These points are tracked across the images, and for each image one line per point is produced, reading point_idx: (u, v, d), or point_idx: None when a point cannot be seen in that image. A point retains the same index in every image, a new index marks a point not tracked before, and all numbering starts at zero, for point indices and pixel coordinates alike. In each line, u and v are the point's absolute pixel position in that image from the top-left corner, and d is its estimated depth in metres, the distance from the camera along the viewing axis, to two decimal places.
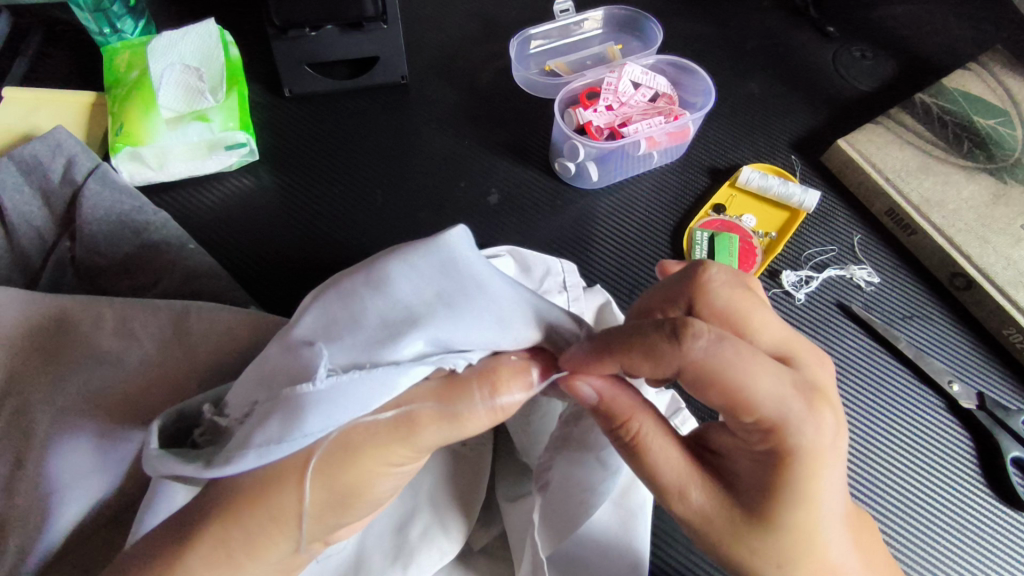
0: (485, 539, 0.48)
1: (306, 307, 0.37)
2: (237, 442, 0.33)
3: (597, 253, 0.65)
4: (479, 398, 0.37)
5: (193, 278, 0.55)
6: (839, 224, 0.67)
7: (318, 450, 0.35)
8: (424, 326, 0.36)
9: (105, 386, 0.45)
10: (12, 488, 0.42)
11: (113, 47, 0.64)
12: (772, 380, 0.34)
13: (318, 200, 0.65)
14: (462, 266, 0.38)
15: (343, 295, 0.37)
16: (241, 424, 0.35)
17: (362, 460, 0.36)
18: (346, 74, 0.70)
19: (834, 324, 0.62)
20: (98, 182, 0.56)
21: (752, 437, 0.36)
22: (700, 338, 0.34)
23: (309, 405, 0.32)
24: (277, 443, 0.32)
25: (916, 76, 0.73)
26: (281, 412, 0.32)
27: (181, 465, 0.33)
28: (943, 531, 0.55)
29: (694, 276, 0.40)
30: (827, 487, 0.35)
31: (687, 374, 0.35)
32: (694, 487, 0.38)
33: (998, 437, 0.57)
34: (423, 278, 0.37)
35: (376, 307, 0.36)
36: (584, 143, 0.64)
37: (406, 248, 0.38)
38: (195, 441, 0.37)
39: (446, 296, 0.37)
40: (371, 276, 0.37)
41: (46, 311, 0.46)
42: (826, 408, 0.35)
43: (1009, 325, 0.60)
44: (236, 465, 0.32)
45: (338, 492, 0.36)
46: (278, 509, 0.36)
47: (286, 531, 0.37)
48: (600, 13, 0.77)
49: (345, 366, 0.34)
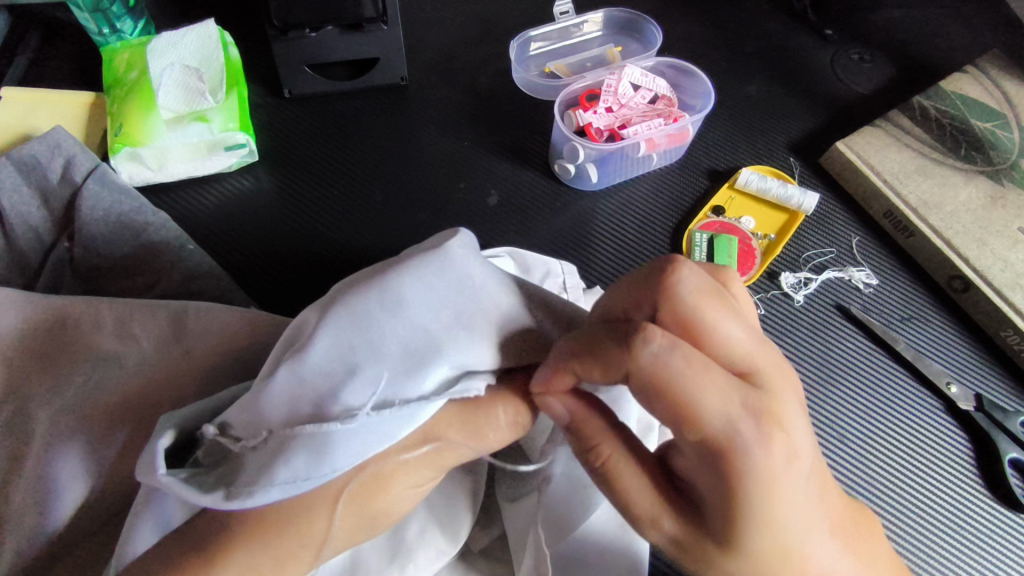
0: (484, 540, 0.48)
1: (317, 330, 0.37)
2: (257, 475, 0.34)
3: (597, 254, 0.65)
4: (503, 419, 0.39)
5: (193, 278, 0.55)
6: (838, 226, 0.67)
7: (352, 481, 0.36)
8: (448, 353, 0.36)
9: (104, 387, 0.45)
10: (11, 488, 0.42)
11: (112, 47, 0.64)
12: (721, 395, 0.31)
13: (317, 201, 0.65)
14: (474, 281, 0.39)
15: (356, 319, 0.36)
16: (254, 450, 0.35)
17: (395, 485, 0.37)
18: (346, 74, 0.70)
19: (835, 327, 0.63)
20: (96, 182, 0.56)
21: (700, 459, 0.32)
22: (650, 343, 0.32)
23: (338, 442, 0.33)
24: (304, 478, 0.33)
25: (913, 80, 0.74)
26: (306, 448, 0.33)
27: (196, 495, 0.34)
28: (942, 531, 0.55)
29: (660, 276, 0.35)
30: (789, 513, 0.32)
31: (635, 380, 0.32)
32: (665, 516, 0.35)
33: (996, 438, 0.58)
34: (439, 297, 0.37)
35: (395, 330, 0.36)
36: (584, 144, 0.64)
37: (412, 262, 0.38)
38: (198, 460, 0.38)
39: (465, 317, 0.37)
40: (385, 297, 0.37)
41: (47, 312, 0.46)
42: (780, 432, 0.31)
43: (1007, 327, 0.61)
44: (259, 497, 0.33)
45: (369, 516, 0.37)
46: (308, 535, 0.36)
47: (315, 552, 0.36)
48: (600, 16, 0.77)
49: (376, 403, 0.35)
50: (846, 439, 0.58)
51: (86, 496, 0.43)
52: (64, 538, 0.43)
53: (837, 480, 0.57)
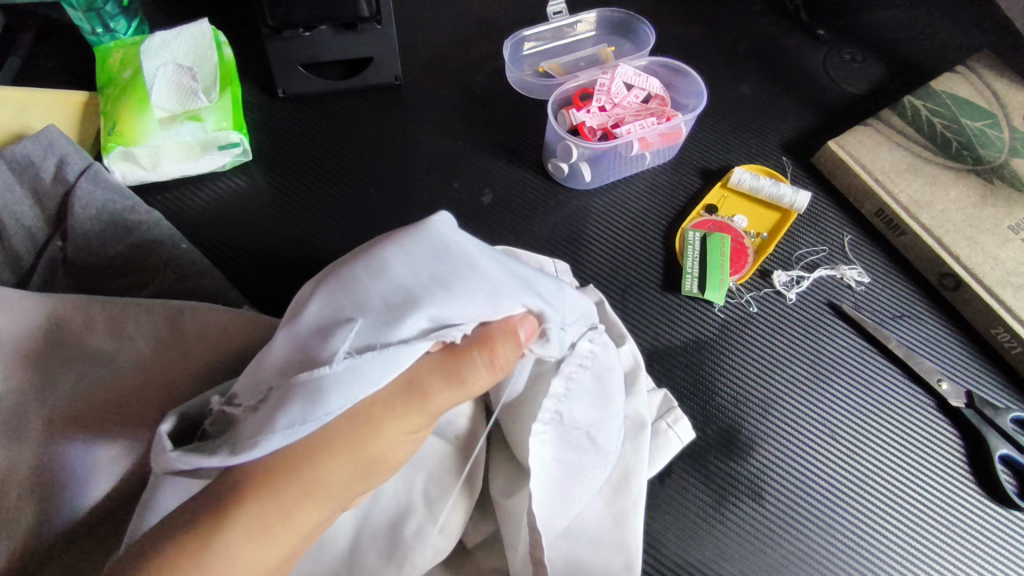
0: (480, 536, 0.48)
1: (310, 298, 0.39)
2: (258, 426, 0.35)
3: (590, 252, 0.65)
4: (479, 362, 0.38)
5: (185, 277, 0.55)
6: (830, 225, 0.68)
7: (343, 428, 0.37)
8: (424, 307, 0.38)
9: (99, 385, 0.45)
10: (4, 486, 0.41)
11: (106, 47, 0.64)
12: None
13: (312, 201, 0.65)
14: (453, 247, 0.41)
15: (344, 283, 0.39)
16: (254, 410, 0.37)
17: (386, 432, 0.38)
18: (341, 74, 0.70)
19: (825, 326, 0.63)
20: (89, 181, 0.56)
21: None
22: None
23: (328, 387, 0.35)
24: (301, 423, 0.34)
25: (903, 81, 0.74)
26: (302, 395, 0.35)
27: (205, 456, 0.34)
28: (929, 527, 0.56)
29: None
30: None
31: None
32: None
33: (987, 435, 0.57)
34: (417, 261, 0.40)
35: (377, 291, 0.38)
36: (578, 143, 0.64)
37: (397, 236, 0.41)
38: (206, 431, 0.38)
39: (440, 277, 0.39)
40: (370, 264, 0.39)
41: (38, 312, 0.46)
42: None
43: (998, 325, 0.61)
44: (263, 446, 0.34)
45: (365, 461, 0.38)
46: (310, 481, 0.36)
47: (318, 502, 0.37)
48: (594, 16, 0.77)
49: (361, 348, 0.36)
50: (838, 439, 0.59)
51: (86, 494, 0.43)
52: (63, 535, 0.42)
53: (828, 478, 0.57)
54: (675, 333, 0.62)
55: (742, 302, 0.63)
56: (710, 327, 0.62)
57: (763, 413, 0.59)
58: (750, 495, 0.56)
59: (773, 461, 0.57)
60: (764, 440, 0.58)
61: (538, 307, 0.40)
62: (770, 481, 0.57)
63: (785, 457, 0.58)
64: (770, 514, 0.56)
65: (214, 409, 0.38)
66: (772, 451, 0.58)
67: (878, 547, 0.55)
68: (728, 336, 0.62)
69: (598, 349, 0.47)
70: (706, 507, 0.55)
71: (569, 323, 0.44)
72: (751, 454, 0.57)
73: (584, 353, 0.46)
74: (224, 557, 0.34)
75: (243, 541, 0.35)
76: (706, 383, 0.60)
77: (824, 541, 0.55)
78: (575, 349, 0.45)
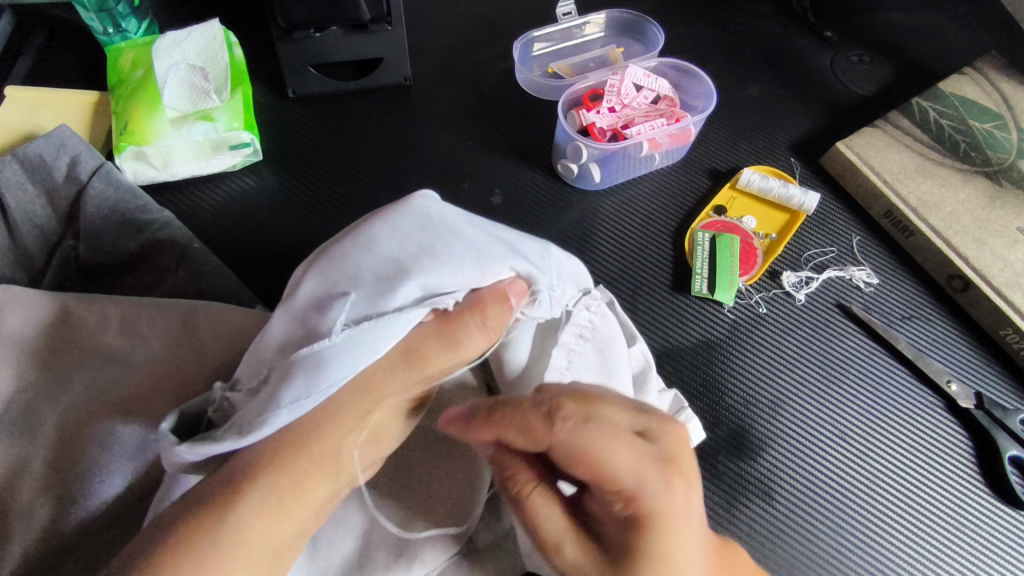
0: (490, 537, 0.47)
1: (302, 277, 0.40)
2: (262, 405, 0.36)
3: (599, 251, 0.65)
4: (472, 325, 0.40)
5: (199, 276, 0.55)
6: (839, 225, 0.68)
7: (350, 403, 0.39)
8: (416, 275, 0.39)
9: (113, 384, 0.45)
10: (20, 485, 0.42)
11: (117, 47, 0.64)
12: (629, 457, 0.35)
13: (321, 201, 0.65)
14: (438, 219, 0.42)
15: (334, 259, 0.40)
16: (257, 391, 0.38)
17: (387, 398, 0.40)
18: (350, 74, 0.70)
19: (834, 325, 0.63)
20: (102, 180, 0.56)
21: (613, 500, 0.37)
22: (568, 420, 0.36)
23: (328, 359, 0.36)
24: (306, 397, 0.36)
25: (912, 83, 0.75)
26: (304, 369, 0.36)
27: (215, 442, 0.36)
28: (940, 528, 0.56)
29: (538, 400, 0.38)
30: (686, 554, 0.36)
31: (558, 450, 0.37)
32: (568, 540, 0.39)
33: (996, 436, 0.58)
34: (404, 234, 0.41)
35: (368, 264, 0.40)
36: (588, 144, 0.64)
37: (383, 213, 0.42)
38: (210, 418, 0.39)
39: (428, 247, 0.41)
40: (358, 239, 0.40)
41: (53, 311, 0.46)
42: (682, 483, 0.36)
43: (1007, 326, 0.61)
44: (272, 422, 0.36)
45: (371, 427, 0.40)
46: (319, 456, 0.38)
47: (330, 474, 0.39)
48: (603, 17, 0.77)
49: (358, 319, 0.38)
50: (847, 439, 0.59)
51: (98, 493, 0.43)
52: (74, 534, 0.42)
53: (837, 478, 0.57)
54: (684, 332, 0.62)
55: (750, 302, 0.64)
56: (718, 327, 0.62)
57: (772, 413, 0.59)
58: (760, 494, 0.56)
59: (782, 461, 0.57)
60: (774, 439, 0.58)
61: (526, 271, 0.43)
62: (781, 481, 0.57)
63: (795, 457, 0.58)
64: (781, 515, 0.56)
65: (218, 397, 0.39)
66: (782, 451, 0.58)
67: (888, 547, 0.55)
68: (737, 336, 0.62)
69: (596, 317, 0.48)
70: (716, 507, 0.55)
71: (558, 284, 0.45)
72: (761, 454, 0.57)
73: (582, 322, 0.47)
74: (240, 536, 0.36)
75: (258, 516, 0.36)
76: (717, 382, 0.60)
77: (836, 542, 0.55)
78: (571, 319, 0.46)
